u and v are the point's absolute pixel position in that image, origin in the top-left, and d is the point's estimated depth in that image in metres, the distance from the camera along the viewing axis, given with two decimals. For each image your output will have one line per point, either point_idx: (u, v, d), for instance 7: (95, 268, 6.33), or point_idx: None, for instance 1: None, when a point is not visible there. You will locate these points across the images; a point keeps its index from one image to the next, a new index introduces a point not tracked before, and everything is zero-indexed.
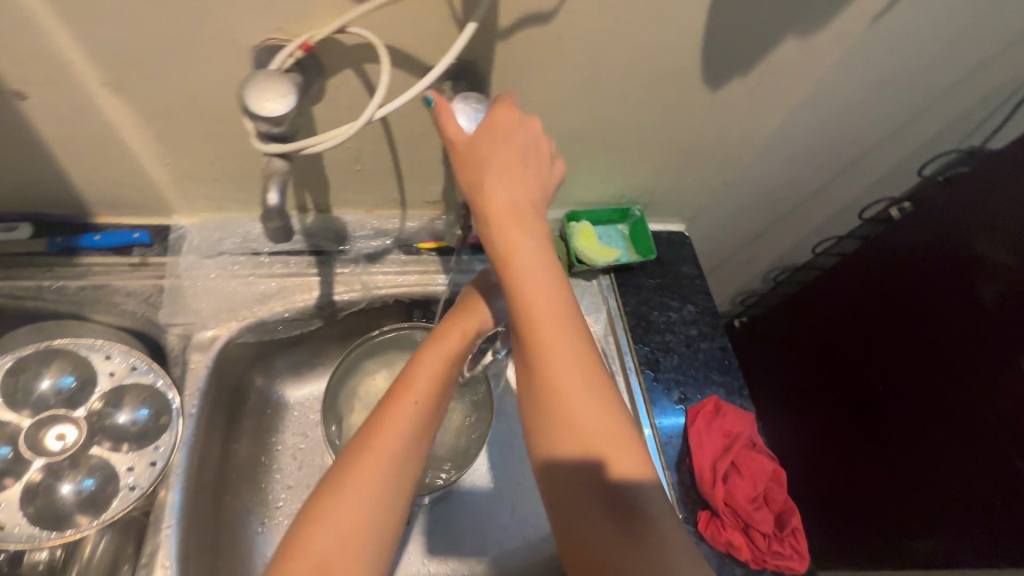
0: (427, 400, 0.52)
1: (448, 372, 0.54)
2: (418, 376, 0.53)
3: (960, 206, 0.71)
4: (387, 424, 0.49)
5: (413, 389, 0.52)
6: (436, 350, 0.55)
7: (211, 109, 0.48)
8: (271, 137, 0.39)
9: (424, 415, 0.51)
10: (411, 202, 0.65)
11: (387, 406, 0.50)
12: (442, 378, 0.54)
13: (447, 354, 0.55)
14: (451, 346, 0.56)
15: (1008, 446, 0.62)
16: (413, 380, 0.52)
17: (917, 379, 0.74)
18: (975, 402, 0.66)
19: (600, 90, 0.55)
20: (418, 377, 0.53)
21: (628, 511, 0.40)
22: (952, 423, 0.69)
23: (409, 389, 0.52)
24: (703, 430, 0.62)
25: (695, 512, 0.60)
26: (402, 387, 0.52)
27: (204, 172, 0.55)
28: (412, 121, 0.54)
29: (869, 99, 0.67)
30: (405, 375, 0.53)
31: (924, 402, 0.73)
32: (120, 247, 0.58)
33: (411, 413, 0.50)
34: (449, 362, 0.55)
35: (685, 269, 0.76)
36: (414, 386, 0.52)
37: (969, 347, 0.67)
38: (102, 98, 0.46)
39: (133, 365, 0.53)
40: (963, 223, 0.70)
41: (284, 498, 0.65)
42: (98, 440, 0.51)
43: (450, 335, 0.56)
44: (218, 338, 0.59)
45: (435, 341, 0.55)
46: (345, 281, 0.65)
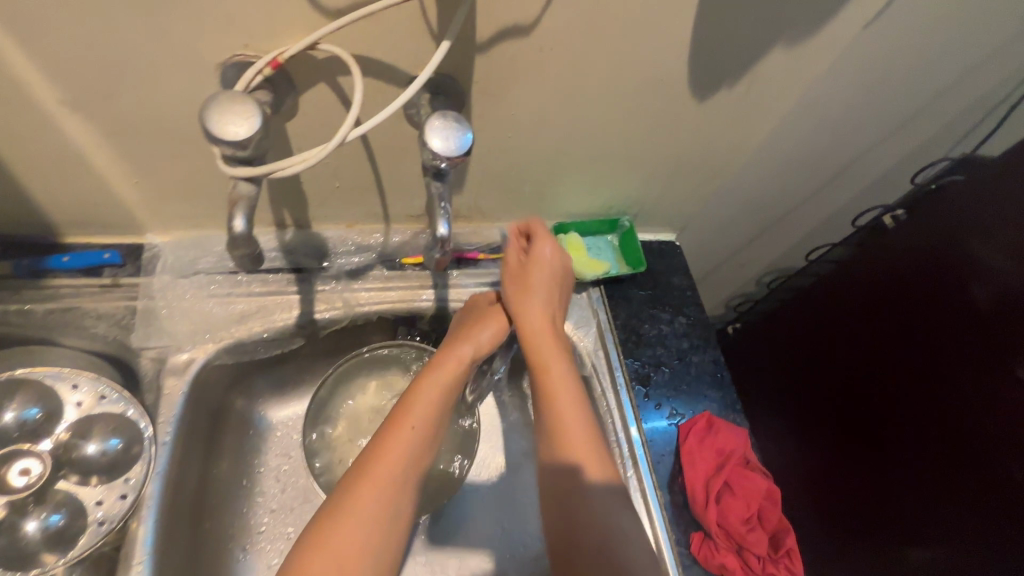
0: (424, 427, 0.50)
1: (447, 397, 0.53)
2: (416, 400, 0.51)
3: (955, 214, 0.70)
4: (387, 450, 0.48)
5: (410, 415, 0.50)
6: (435, 374, 0.53)
7: (178, 125, 0.46)
8: (237, 159, 0.37)
9: (421, 442, 0.49)
10: (394, 216, 0.64)
11: (384, 432, 0.49)
12: (440, 403, 0.52)
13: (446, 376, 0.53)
14: (450, 368, 0.53)
15: (1006, 451, 0.61)
16: (412, 404, 0.51)
17: (914, 389, 0.72)
18: (974, 405, 0.65)
19: (583, 103, 0.53)
20: (417, 401, 0.51)
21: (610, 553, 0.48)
22: (949, 428, 0.68)
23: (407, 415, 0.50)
24: (696, 448, 0.61)
25: (688, 533, 0.58)
26: (400, 412, 0.50)
27: (176, 189, 0.53)
28: (391, 135, 0.52)
29: (861, 106, 0.66)
30: (404, 399, 0.52)
31: (921, 412, 0.71)
32: (90, 268, 0.56)
33: (409, 441, 0.49)
34: (448, 387, 0.53)
35: (677, 280, 0.75)
36: (413, 410, 0.50)
37: (967, 352, 0.66)
38: (62, 116, 0.44)
39: (102, 394, 0.51)
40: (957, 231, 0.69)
41: (267, 521, 0.63)
42: (65, 474, 0.49)
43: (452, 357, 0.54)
44: (194, 361, 0.56)
45: (434, 364, 0.53)
46: (326, 298, 0.63)
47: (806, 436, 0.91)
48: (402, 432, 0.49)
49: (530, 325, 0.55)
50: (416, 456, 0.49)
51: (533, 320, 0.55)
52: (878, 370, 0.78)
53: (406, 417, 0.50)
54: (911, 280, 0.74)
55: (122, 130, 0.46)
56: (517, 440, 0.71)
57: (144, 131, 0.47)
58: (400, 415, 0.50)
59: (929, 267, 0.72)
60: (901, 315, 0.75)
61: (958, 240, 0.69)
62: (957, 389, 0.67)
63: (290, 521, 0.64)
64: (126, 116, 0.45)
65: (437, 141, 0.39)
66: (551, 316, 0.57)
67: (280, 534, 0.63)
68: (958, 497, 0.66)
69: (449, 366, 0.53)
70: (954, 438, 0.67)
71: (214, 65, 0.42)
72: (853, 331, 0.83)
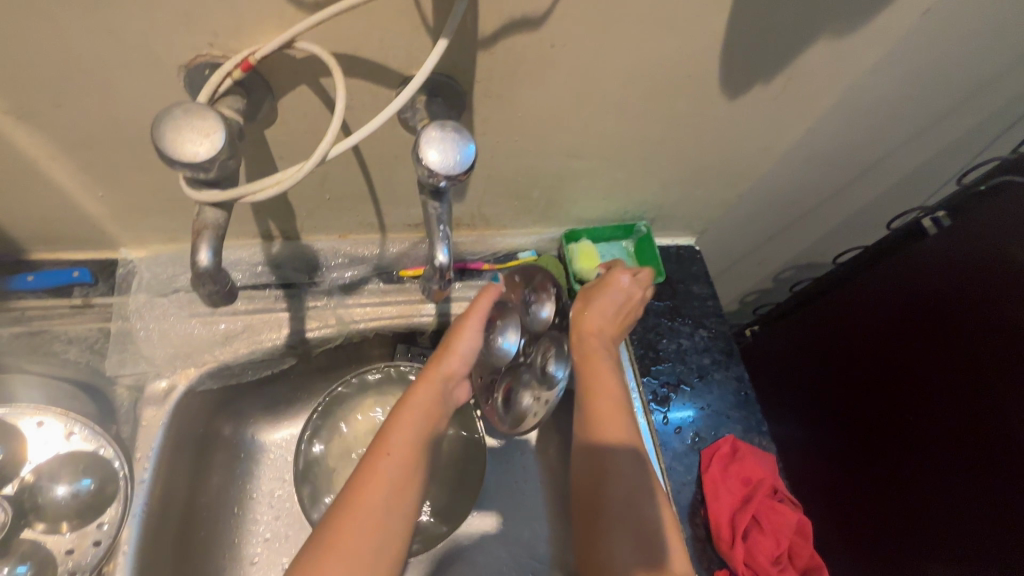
0: (406, 453, 0.46)
1: (426, 423, 0.48)
2: (397, 424, 0.47)
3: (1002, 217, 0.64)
4: (369, 477, 0.44)
5: (389, 441, 0.46)
6: (413, 396, 0.49)
7: (141, 134, 0.41)
8: (202, 182, 0.31)
9: (406, 472, 0.45)
10: (390, 225, 0.58)
11: (364, 462, 0.45)
12: (423, 428, 0.48)
13: (422, 403, 0.48)
14: (431, 389, 0.49)
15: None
16: (390, 431, 0.47)
17: (927, 396, 0.69)
18: (992, 411, 0.62)
19: (600, 103, 0.47)
20: (394, 429, 0.47)
21: (651, 550, 0.46)
22: (966, 437, 0.64)
23: (386, 441, 0.46)
24: (720, 477, 0.56)
25: (712, 571, 0.54)
26: (379, 439, 0.46)
27: (146, 200, 0.48)
28: (385, 140, 0.47)
29: (903, 100, 0.59)
30: (384, 424, 0.48)
31: (943, 425, 0.67)
32: (58, 287, 0.52)
33: (391, 468, 0.44)
34: (428, 412, 0.48)
35: (697, 288, 0.69)
36: (391, 437, 0.46)
37: (997, 358, 0.61)
38: (9, 125, 0.39)
39: (71, 429, 0.46)
40: (1001, 234, 0.64)
41: (261, 551, 0.59)
42: (30, 521, 0.44)
43: (430, 377, 0.50)
44: (175, 389, 0.52)
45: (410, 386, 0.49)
46: (318, 315, 0.58)
47: (832, 456, 0.85)
48: (380, 459, 0.45)
49: (587, 323, 0.58)
50: (402, 487, 0.44)
51: (591, 326, 0.57)
52: (905, 383, 0.73)
53: (384, 442, 0.46)
54: (944, 285, 0.69)
55: (77, 139, 0.41)
56: (526, 465, 0.67)
57: (103, 140, 0.41)
58: (380, 441, 0.46)
59: (965, 271, 0.66)
60: (928, 321, 0.70)
61: (1002, 244, 0.63)
62: (990, 400, 0.62)
63: (285, 551, 0.60)
64: (79, 124, 0.40)
65: (432, 154, 0.34)
66: (604, 333, 0.58)
67: (275, 564, 0.59)
68: (984, 513, 0.62)
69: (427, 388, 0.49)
70: (992, 455, 0.61)
71: (177, 68, 0.37)
72: (880, 340, 0.77)
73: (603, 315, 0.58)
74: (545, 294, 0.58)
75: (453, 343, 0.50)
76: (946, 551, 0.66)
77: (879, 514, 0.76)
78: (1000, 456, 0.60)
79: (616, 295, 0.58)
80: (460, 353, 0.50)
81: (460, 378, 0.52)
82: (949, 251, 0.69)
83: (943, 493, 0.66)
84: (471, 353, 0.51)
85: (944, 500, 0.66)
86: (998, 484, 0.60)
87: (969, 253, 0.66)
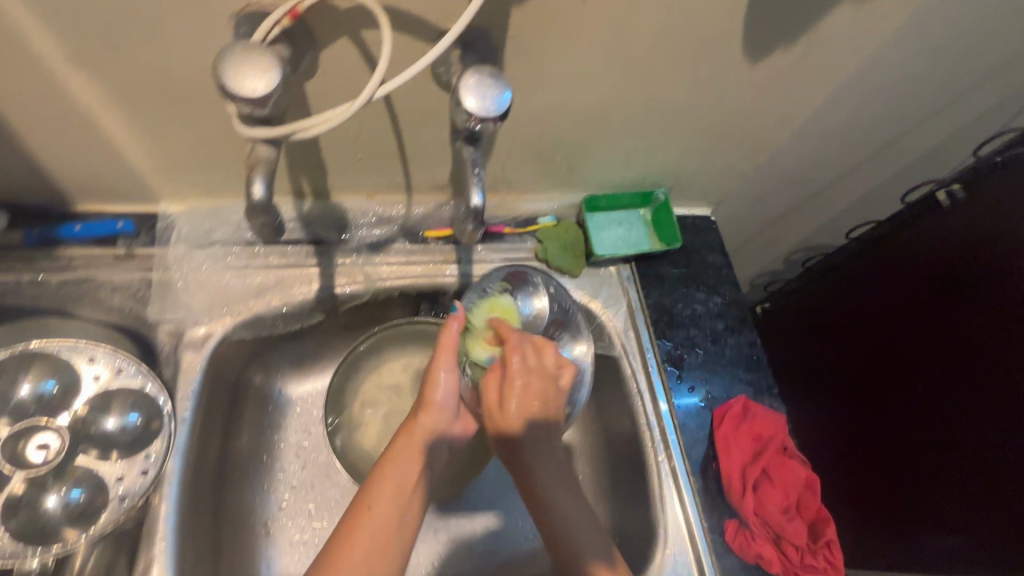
0: (387, 507, 0.48)
1: (411, 480, 0.50)
2: (381, 480, 0.49)
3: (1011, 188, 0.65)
4: (353, 532, 0.46)
5: (374, 495, 0.48)
6: (398, 451, 0.51)
7: (188, 85, 0.43)
8: (256, 120, 0.34)
9: (389, 523, 0.47)
10: (417, 186, 0.60)
11: (346, 520, 0.47)
12: (405, 480, 0.49)
13: (409, 459, 0.50)
14: (409, 441, 0.52)
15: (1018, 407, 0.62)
16: (375, 488, 0.48)
17: (918, 363, 0.74)
18: (981, 369, 0.66)
19: (626, 65, 0.49)
20: (380, 485, 0.49)
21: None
22: (959, 398, 0.68)
23: (371, 496, 0.48)
24: (731, 434, 0.58)
25: (722, 522, 0.56)
26: (363, 494, 0.48)
27: (187, 155, 0.50)
28: (417, 97, 0.48)
29: (921, 75, 0.60)
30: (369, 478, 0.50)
31: (939, 391, 0.71)
32: (103, 238, 0.54)
33: (372, 524, 0.46)
34: (413, 469, 0.50)
35: (712, 257, 0.71)
36: (375, 494, 0.48)
37: (983, 320, 0.66)
38: (67, 72, 0.41)
39: (120, 367, 0.49)
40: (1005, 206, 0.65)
41: (288, 498, 0.62)
42: (84, 448, 0.47)
43: (411, 429, 0.52)
44: (211, 336, 0.55)
45: (395, 441, 0.52)
46: (347, 271, 0.60)
47: (843, 430, 0.87)
48: (362, 515, 0.47)
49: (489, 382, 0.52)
50: (384, 541, 0.46)
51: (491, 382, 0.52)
52: (917, 355, 0.74)
53: (366, 497, 0.48)
54: (957, 258, 0.70)
55: (130, 91, 0.43)
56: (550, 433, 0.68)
57: (154, 94, 0.44)
58: (364, 496, 0.49)
59: (964, 242, 0.69)
60: (935, 294, 0.72)
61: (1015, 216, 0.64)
62: (1001, 369, 0.64)
63: (310, 498, 0.63)
64: (132, 76, 0.42)
65: (471, 101, 0.35)
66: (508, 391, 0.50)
67: (301, 510, 0.62)
68: (981, 468, 0.65)
69: (412, 444, 0.51)
70: (986, 413, 0.65)
71: (227, 17, 0.39)
72: (893, 315, 0.79)
73: (530, 421, 0.50)
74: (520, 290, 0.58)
75: (427, 392, 0.53)
76: (958, 519, 0.68)
77: (890, 485, 0.78)
78: (999, 417, 0.64)
79: (531, 394, 0.50)
80: (435, 399, 0.53)
81: (444, 426, 0.54)
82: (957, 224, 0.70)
83: (942, 454, 0.70)
84: (447, 398, 0.53)
85: (943, 460, 0.70)
86: (992, 438, 0.64)
87: (974, 224, 0.68)
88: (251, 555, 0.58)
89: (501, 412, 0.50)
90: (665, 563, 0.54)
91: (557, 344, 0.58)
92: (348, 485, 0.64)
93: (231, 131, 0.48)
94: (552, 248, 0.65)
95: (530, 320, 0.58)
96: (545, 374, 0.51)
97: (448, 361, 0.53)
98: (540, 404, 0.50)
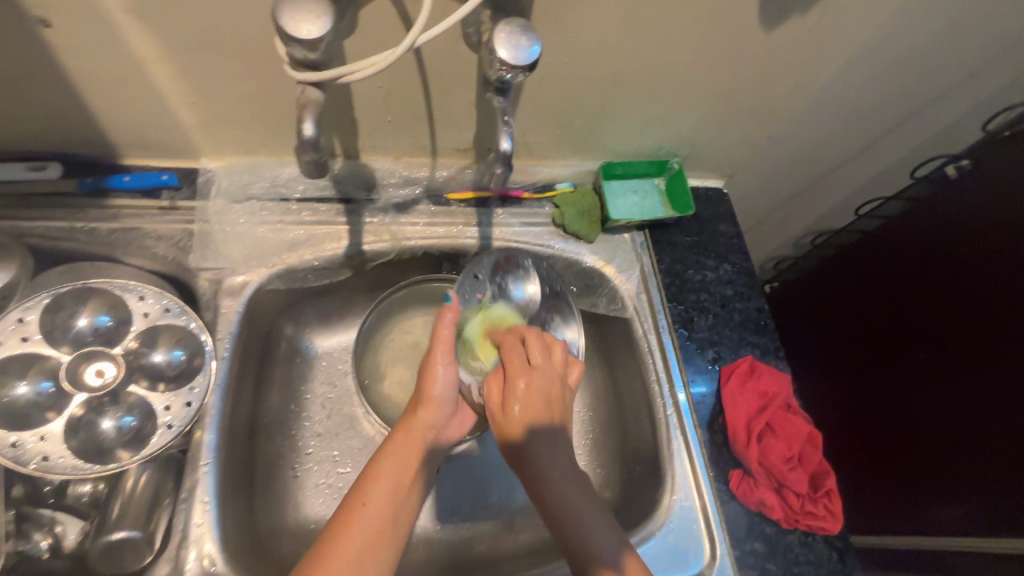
0: (382, 503, 0.46)
1: (407, 476, 0.48)
2: (377, 475, 0.48)
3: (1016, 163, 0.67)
4: (346, 529, 0.44)
5: (368, 493, 0.46)
6: (396, 445, 0.50)
7: (234, 41, 0.46)
8: (304, 65, 0.37)
9: (384, 517, 0.45)
10: (441, 149, 0.63)
11: (338, 518, 0.45)
12: (401, 476, 0.48)
13: (406, 454, 0.49)
14: (408, 436, 0.51)
15: (1006, 371, 0.64)
16: (371, 482, 0.47)
17: (916, 334, 0.77)
18: (974, 336, 0.69)
19: (646, 30, 0.50)
20: (376, 480, 0.47)
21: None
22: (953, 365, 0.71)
23: (366, 490, 0.46)
24: (737, 390, 0.61)
25: (727, 471, 0.59)
26: (356, 491, 0.47)
27: (228, 111, 0.53)
28: (447, 59, 0.50)
29: (932, 50, 0.62)
30: (365, 476, 0.48)
31: (936, 359, 0.74)
32: (149, 189, 0.58)
33: (366, 519, 0.45)
34: (410, 463, 0.49)
35: (724, 227, 0.73)
36: (371, 488, 0.46)
37: (977, 289, 0.69)
38: (124, 26, 0.43)
39: (166, 307, 0.53)
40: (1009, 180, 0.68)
41: (314, 445, 0.64)
42: (136, 378, 0.51)
43: (410, 424, 0.52)
44: (249, 284, 0.58)
45: (393, 437, 0.51)
46: (374, 230, 0.63)
47: (852, 403, 0.89)
48: (355, 512, 0.45)
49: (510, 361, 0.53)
50: (379, 537, 0.44)
51: (512, 362, 0.53)
52: (920, 325, 0.76)
53: (361, 494, 0.46)
54: (962, 230, 0.72)
55: (180, 48, 0.46)
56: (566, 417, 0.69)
57: (203, 52, 0.47)
58: (357, 492, 0.47)
59: (965, 215, 0.72)
60: (935, 266, 0.75)
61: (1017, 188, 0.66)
62: (999, 335, 0.66)
63: (334, 446, 0.65)
64: (183, 33, 0.45)
65: (504, 52, 0.38)
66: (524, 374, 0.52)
67: (326, 457, 0.64)
68: (975, 432, 0.68)
69: (409, 439, 0.50)
70: (978, 379, 0.68)
71: None
72: (899, 289, 0.81)
73: (536, 421, 0.50)
74: (510, 274, 0.64)
75: (426, 387, 0.53)
76: (957, 482, 0.70)
77: (894, 454, 0.81)
78: (988, 381, 0.67)
79: (536, 394, 0.51)
80: (436, 394, 0.53)
81: (443, 421, 0.54)
82: (961, 199, 0.73)
83: (941, 420, 0.73)
84: (447, 392, 0.54)
85: (940, 426, 0.73)
86: (984, 402, 0.67)
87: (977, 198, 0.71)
88: (281, 496, 0.61)
89: (513, 387, 0.51)
90: (672, 507, 0.57)
91: (551, 329, 0.64)
92: (372, 435, 0.66)
93: (271, 89, 0.51)
94: (568, 212, 0.67)
95: (524, 304, 0.64)
96: (551, 372, 0.53)
97: (446, 353, 0.54)
98: (544, 402, 0.51)
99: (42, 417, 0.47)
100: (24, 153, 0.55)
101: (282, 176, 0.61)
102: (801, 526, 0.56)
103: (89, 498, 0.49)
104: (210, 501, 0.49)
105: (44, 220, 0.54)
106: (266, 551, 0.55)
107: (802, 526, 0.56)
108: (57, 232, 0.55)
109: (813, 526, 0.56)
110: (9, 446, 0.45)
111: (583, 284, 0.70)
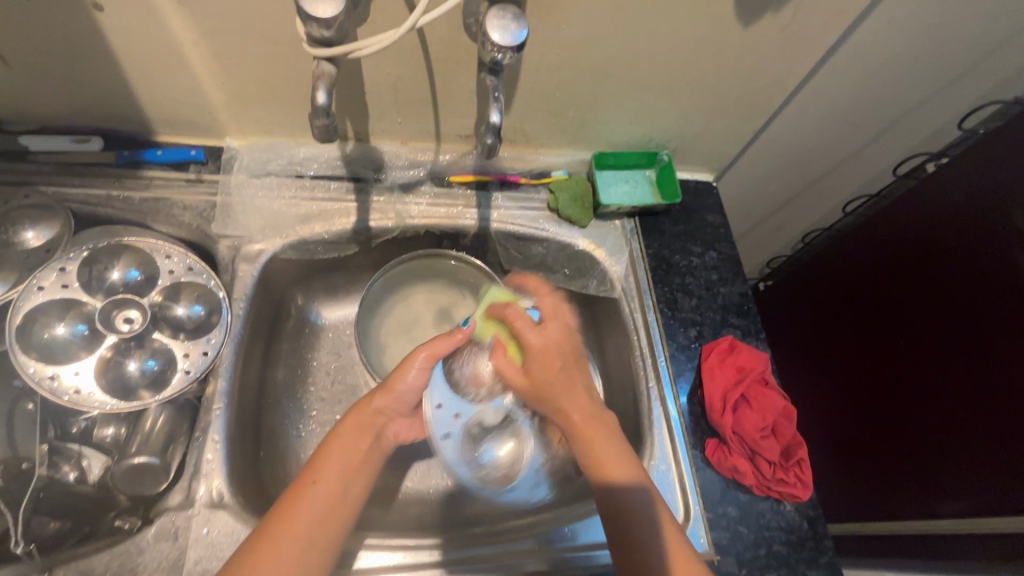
0: (329, 481, 0.48)
1: (354, 462, 0.50)
2: (324, 460, 0.49)
3: (987, 154, 0.68)
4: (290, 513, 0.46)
5: (320, 470, 0.49)
6: (346, 434, 0.51)
7: (257, 29, 0.51)
8: (319, 42, 0.45)
9: (335, 496, 0.48)
10: (444, 135, 0.68)
11: (289, 493, 0.47)
12: (352, 459, 0.50)
13: (353, 446, 0.51)
14: (360, 423, 0.52)
15: (985, 355, 0.66)
16: (317, 467, 0.49)
17: (898, 326, 0.79)
18: (957, 323, 0.70)
19: (629, 23, 0.54)
20: (322, 466, 0.49)
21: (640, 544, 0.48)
22: (937, 352, 0.72)
23: (314, 469, 0.49)
24: (716, 365, 0.64)
25: (703, 440, 0.63)
26: (309, 468, 0.49)
27: (248, 91, 0.59)
28: (450, 50, 0.55)
29: (912, 51, 0.65)
30: (313, 458, 0.50)
31: (917, 347, 0.76)
32: (178, 163, 0.64)
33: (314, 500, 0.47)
34: (358, 453, 0.51)
35: (711, 218, 0.77)
36: (315, 473, 0.48)
37: (959, 279, 0.70)
38: (160, 13, 0.48)
39: (190, 266, 0.59)
40: (977, 172, 0.69)
41: (318, 408, 0.68)
42: (159, 327, 0.57)
43: (368, 406, 0.53)
44: (264, 252, 0.64)
45: (343, 420, 0.53)
46: (380, 208, 0.68)
47: (842, 395, 0.91)
48: (306, 488, 0.47)
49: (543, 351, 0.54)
50: (328, 515, 0.47)
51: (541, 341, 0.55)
52: (904, 316, 0.78)
53: (312, 471, 0.48)
54: (941, 220, 0.73)
55: (206, 33, 0.51)
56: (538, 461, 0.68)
57: (229, 36, 0.51)
58: (308, 472, 0.49)
59: (942, 205, 0.73)
60: (914, 258, 0.77)
61: (989, 178, 0.67)
62: (982, 323, 0.67)
63: (336, 411, 0.69)
64: (215, 18, 0.49)
65: (497, 34, 0.43)
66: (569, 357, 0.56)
67: (328, 420, 0.68)
68: (954, 416, 0.70)
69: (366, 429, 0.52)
70: (958, 363, 0.69)
71: None
72: (883, 281, 0.83)
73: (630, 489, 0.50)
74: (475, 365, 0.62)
75: (397, 379, 0.54)
76: (941, 470, 0.71)
77: (885, 444, 0.82)
78: (968, 368, 0.68)
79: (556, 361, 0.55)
80: (400, 390, 0.54)
81: (396, 413, 0.55)
82: (932, 192, 0.75)
83: (920, 407, 0.75)
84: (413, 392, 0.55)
85: (920, 414, 0.75)
86: (963, 387, 0.69)
87: (945, 190, 0.73)
88: (284, 452, 0.64)
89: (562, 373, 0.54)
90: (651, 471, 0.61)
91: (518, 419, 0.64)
92: None
93: (290, 72, 0.56)
94: (562, 197, 0.71)
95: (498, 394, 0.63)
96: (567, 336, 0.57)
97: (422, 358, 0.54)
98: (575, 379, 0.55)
99: (75, 355, 0.53)
100: (70, 127, 0.61)
101: (298, 155, 0.68)
102: (773, 494, 0.59)
103: (112, 438, 0.54)
104: (219, 440, 0.54)
105: (85, 188, 0.61)
106: (268, 494, 0.59)
107: (775, 493, 0.59)
108: (95, 199, 0.61)
109: (783, 492, 0.59)
110: (48, 378, 0.51)
111: (574, 268, 0.75)
